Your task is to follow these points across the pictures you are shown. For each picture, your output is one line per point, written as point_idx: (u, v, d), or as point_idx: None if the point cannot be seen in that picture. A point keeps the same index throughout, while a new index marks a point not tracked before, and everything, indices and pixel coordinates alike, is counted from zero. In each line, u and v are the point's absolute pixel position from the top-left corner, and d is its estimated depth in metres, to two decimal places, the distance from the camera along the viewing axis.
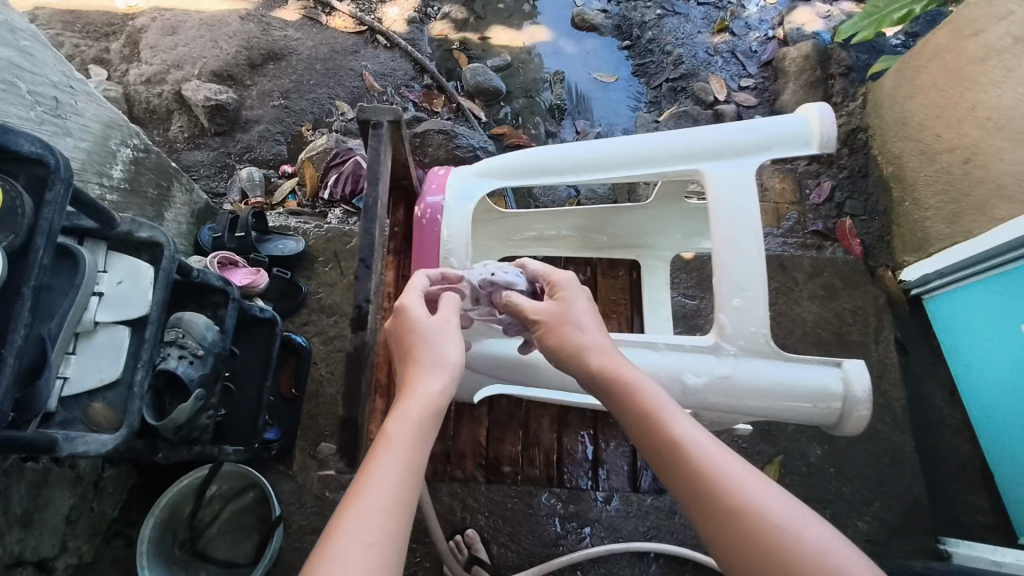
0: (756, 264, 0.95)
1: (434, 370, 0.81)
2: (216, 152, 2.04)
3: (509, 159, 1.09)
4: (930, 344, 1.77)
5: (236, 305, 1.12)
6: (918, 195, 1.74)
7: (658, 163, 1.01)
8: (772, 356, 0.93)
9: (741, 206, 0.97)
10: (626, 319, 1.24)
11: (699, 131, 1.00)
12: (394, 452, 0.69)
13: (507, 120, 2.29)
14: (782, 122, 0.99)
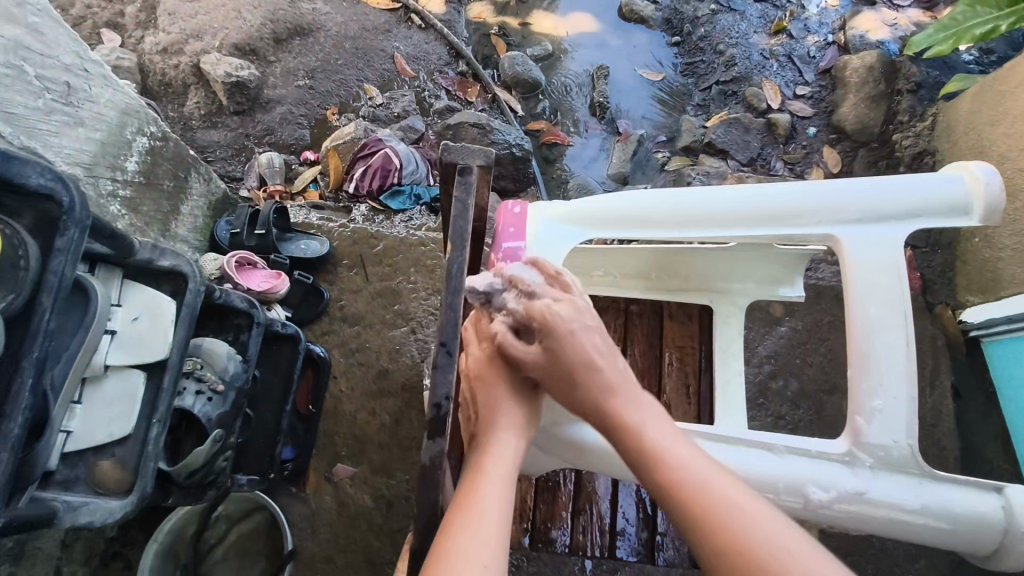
0: (900, 355, 0.84)
1: (517, 428, 0.74)
2: (234, 133, 1.90)
3: (604, 200, 0.93)
4: (987, 391, 1.60)
5: (261, 330, 1.00)
6: (991, 233, 1.59)
7: (789, 226, 0.88)
8: (916, 474, 0.82)
9: (884, 284, 0.86)
10: (695, 370, 1.14)
11: (836, 189, 0.87)
12: (487, 499, 0.64)
13: (545, 115, 2.14)
14: (933, 183, 0.86)
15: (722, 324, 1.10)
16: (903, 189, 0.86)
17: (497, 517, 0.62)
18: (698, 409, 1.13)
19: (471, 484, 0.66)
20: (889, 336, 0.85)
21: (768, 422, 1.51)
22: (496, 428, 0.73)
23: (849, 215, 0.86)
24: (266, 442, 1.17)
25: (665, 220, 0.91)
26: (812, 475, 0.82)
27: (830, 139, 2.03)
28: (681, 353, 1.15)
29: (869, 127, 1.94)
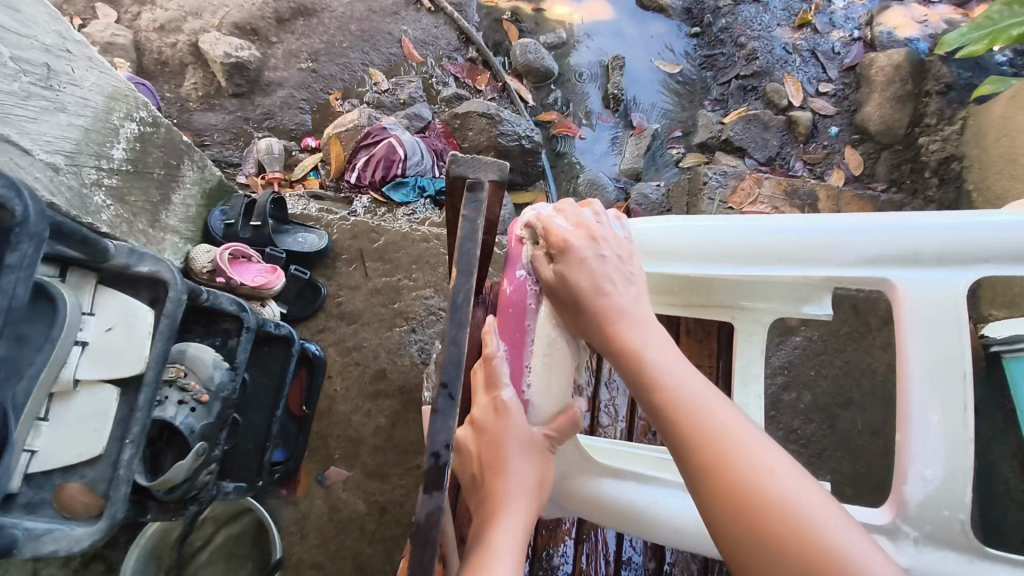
0: (957, 417, 0.76)
1: (524, 498, 0.68)
2: (232, 116, 1.84)
3: (632, 228, 0.86)
4: None
5: (252, 335, 0.94)
6: None
7: (830, 266, 0.81)
8: (967, 551, 0.75)
9: (942, 337, 0.77)
10: (712, 390, 1.09)
11: (888, 226, 0.79)
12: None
13: (556, 105, 2.06)
14: (1004, 225, 0.77)
15: (745, 347, 1.04)
16: (967, 230, 0.77)
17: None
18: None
19: (478, 575, 0.59)
20: (943, 397, 0.76)
21: (779, 436, 1.45)
22: (502, 498, 0.66)
23: (902, 257, 0.79)
24: (255, 448, 1.12)
25: (698, 255, 0.84)
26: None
27: (853, 139, 1.95)
28: (697, 373, 1.10)
29: (894, 128, 1.86)
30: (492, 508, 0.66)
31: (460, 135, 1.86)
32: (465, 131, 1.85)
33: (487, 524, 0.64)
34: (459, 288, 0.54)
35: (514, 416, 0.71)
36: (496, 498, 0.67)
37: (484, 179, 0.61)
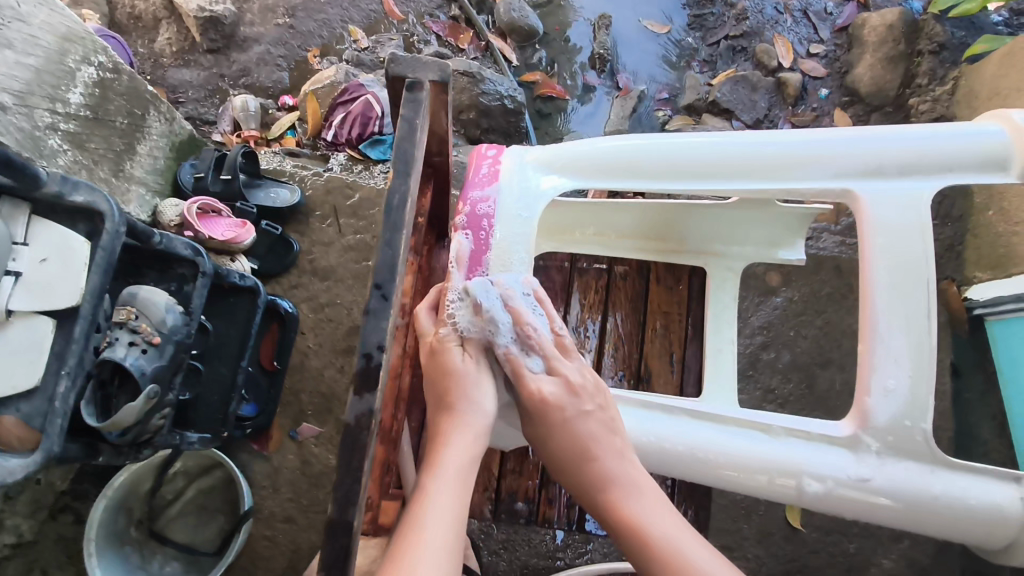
0: (922, 320, 0.75)
1: (478, 410, 0.70)
2: (208, 73, 1.80)
3: (593, 148, 0.85)
4: (988, 370, 1.53)
5: (208, 280, 0.91)
6: (1007, 204, 1.51)
7: (803, 177, 0.80)
8: (930, 462, 0.74)
9: (905, 246, 0.77)
10: (679, 337, 1.10)
11: (854, 138, 0.79)
12: (438, 501, 0.61)
13: (541, 66, 2.02)
14: (967, 133, 0.77)
15: (716, 291, 1.02)
16: (933, 138, 0.77)
17: (446, 522, 0.59)
18: (680, 380, 1.09)
19: (424, 486, 0.62)
20: (905, 305, 0.76)
21: (756, 396, 1.44)
22: (457, 408, 0.69)
23: (868, 166, 0.78)
24: (220, 399, 1.10)
25: (661, 169, 0.83)
26: (809, 463, 0.76)
27: (843, 102, 1.91)
28: (666, 320, 1.11)
29: (884, 90, 1.82)
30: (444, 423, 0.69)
31: None
32: None
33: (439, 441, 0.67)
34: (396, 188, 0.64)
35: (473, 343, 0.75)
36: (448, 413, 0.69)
37: (426, 79, 0.71)
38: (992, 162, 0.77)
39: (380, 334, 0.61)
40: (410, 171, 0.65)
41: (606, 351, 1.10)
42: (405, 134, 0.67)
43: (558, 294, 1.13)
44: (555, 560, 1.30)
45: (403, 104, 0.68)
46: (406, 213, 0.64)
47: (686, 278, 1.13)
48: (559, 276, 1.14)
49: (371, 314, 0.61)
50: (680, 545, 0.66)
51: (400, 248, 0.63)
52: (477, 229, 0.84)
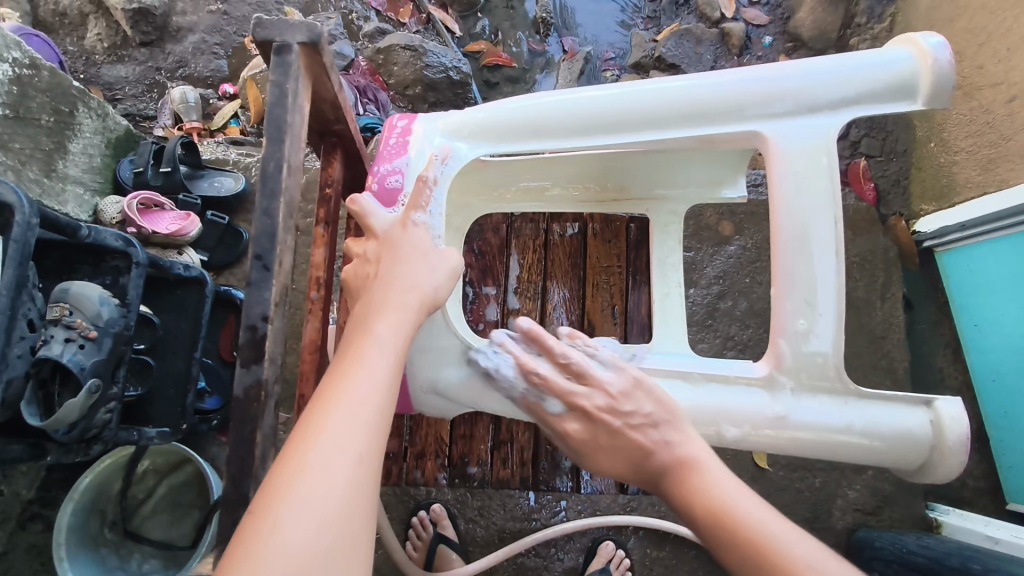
0: (828, 263, 0.75)
1: (413, 292, 0.67)
2: (142, 67, 1.76)
3: (500, 109, 0.82)
4: (939, 300, 1.61)
5: (143, 270, 0.90)
6: (946, 135, 1.54)
7: (711, 124, 0.78)
8: (842, 394, 0.76)
9: (814, 184, 0.76)
10: (620, 288, 1.14)
11: (762, 77, 0.77)
12: (338, 430, 0.55)
13: (485, 35, 2.00)
14: (875, 63, 0.75)
15: (662, 236, 1.04)
16: (839, 71, 0.75)
17: (349, 459, 0.54)
18: (624, 332, 1.12)
19: (354, 350, 0.62)
20: (817, 242, 0.76)
21: (717, 343, 1.45)
22: (393, 285, 0.67)
23: (775, 107, 0.77)
24: (178, 391, 1.07)
25: (568, 129, 0.80)
26: (726, 403, 0.77)
27: (787, 48, 1.91)
28: (607, 276, 1.15)
29: (827, 33, 1.83)
30: (355, 348, 0.62)
31: (385, 71, 1.81)
32: (390, 66, 1.80)
33: (373, 313, 0.65)
34: (272, 156, 0.72)
35: (396, 274, 0.68)
36: (383, 288, 0.67)
37: (294, 41, 0.75)
38: (899, 90, 0.75)
39: (261, 305, 0.69)
40: (284, 138, 0.72)
41: (551, 309, 1.14)
42: (275, 100, 0.72)
43: (496, 257, 1.16)
44: (531, 522, 1.31)
45: (272, 69, 0.74)
46: (282, 179, 0.71)
47: (622, 232, 1.17)
48: (496, 239, 1.17)
49: (254, 285, 0.69)
50: (737, 505, 0.64)
51: (278, 217, 0.71)
52: (391, 203, 0.80)
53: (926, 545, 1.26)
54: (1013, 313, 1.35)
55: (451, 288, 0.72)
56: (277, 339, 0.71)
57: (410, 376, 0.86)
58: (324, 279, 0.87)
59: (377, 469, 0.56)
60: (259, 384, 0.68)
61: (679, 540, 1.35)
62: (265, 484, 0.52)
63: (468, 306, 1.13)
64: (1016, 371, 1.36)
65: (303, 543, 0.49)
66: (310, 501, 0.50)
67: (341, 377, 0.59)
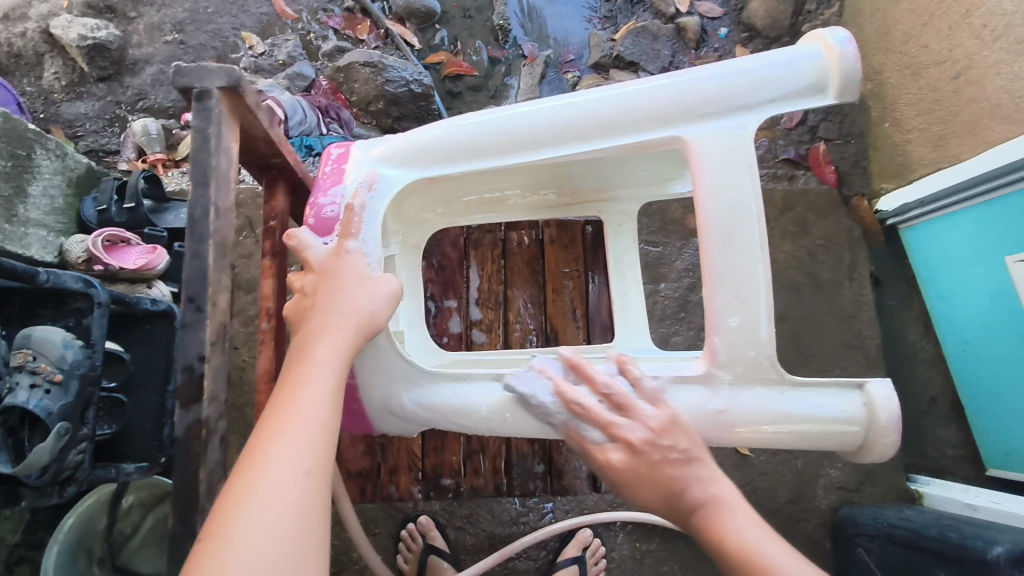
0: (758, 258, 0.77)
1: (351, 318, 0.70)
2: (102, 102, 1.75)
3: (425, 133, 0.84)
4: (906, 275, 1.64)
5: (106, 310, 0.90)
6: (900, 115, 1.57)
7: (635, 132, 0.79)
8: (778, 380, 0.78)
9: (733, 182, 0.77)
10: (580, 291, 1.18)
11: (676, 82, 0.78)
12: (283, 454, 0.57)
13: (444, 46, 2.00)
14: (782, 62, 0.77)
15: (614, 237, 1.07)
16: (748, 73, 0.77)
17: (298, 477, 0.56)
18: (587, 333, 1.16)
19: (296, 375, 0.65)
20: (739, 240, 0.77)
21: (691, 335, 1.47)
22: (333, 311, 0.70)
23: (695, 111, 0.78)
24: (153, 427, 1.08)
25: (497, 146, 0.81)
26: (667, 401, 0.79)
27: (742, 38, 1.93)
28: (568, 280, 1.18)
29: (779, 21, 1.86)
30: (297, 373, 0.65)
31: (347, 89, 1.81)
32: (351, 84, 1.81)
33: (312, 345, 0.67)
34: (197, 204, 0.75)
35: (334, 301, 0.71)
36: (324, 316, 0.70)
37: (213, 87, 0.76)
38: (809, 86, 0.77)
39: (197, 347, 0.73)
40: (209, 182, 0.75)
41: (514, 316, 1.17)
42: (199, 146, 0.75)
43: (456, 270, 1.19)
44: (521, 525, 1.33)
45: (193, 117, 0.76)
46: (209, 225, 0.75)
47: (579, 236, 1.20)
48: (455, 252, 1.19)
49: (188, 327, 0.73)
50: (762, 553, 0.66)
51: (208, 258, 0.74)
52: (324, 231, 0.82)
53: (906, 518, 1.29)
54: (975, 285, 1.38)
55: (391, 313, 0.74)
56: (218, 376, 0.75)
57: (365, 396, 0.85)
58: (273, 310, 0.88)
59: (328, 484, 0.59)
60: (199, 423, 0.72)
61: (668, 532, 1.37)
62: (216, 511, 0.55)
63: (432, 321, 1.15)
64: (985, 343, 1.39)
65: (257, 558, 0.51)
66: (262, 519, 0.53)
67: (287, 402, 0.62)
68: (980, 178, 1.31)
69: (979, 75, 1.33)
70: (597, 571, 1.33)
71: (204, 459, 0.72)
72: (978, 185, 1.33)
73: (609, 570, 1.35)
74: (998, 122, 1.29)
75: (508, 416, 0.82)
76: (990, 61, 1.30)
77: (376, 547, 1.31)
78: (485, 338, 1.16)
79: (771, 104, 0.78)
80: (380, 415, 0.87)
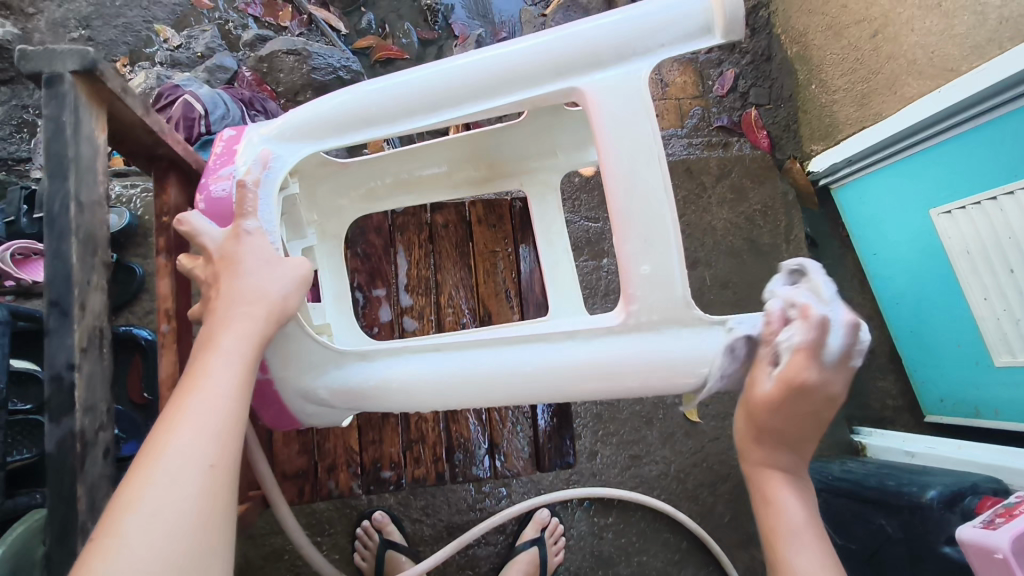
0: (663, 204, 0.74)
1: (254, 301, 0.69)
2: (7, 107, 1.65)
3: (319, 105, 0.81)
4: (840, 234, 1.68)
5: (6, 329, 0.87)
6: (825, 76, 1.59)
7: (529, 87, 0.76)
8: (696, 323, 0.77)
9: (633, 130, 0.74)
10: (511, 267, 1.19)
11: (564, 36, 0.74)
12: (179, 448, 0.57)
13: (372, 29, 1.94)
14: (673, 5, 0.72)
15: (540, 209, 1.05)
16: (640, 18, 0.72)
17: (198, 472, 0.56)
18: (521, 312, 1.18)
19: (199, 364, 0.64)
20: (641, 188, 0.74)
21: None
22: (234, 296, 0.69)
23: (586, 59, 0.74)
24: None
25: (391, 113, 0.79)
26: (582, 353, 0.77)
27: None
28: (496, 259, 1.19)
29: None
30: (201, 361, 0.64)
31: (272, 79, 1.74)
32: (276, 74, 1.74)
33: (216, 333, 0.66)
34: (55, 197, 0.72)
35: (234, 288, 0.69)
36: (226, 302, 0.68)
37: (64, 70, 0.72)
38: (698, 29, 0.72)
39: (66, 352, 0.71)
40: (67, 176, 0.72)
41: (445, 300, 1.17)
42: (53, 136, 0.72)
43: (382, 259, 1.17)
44: (478, 511, 1.33)
45: (44, 105, 0.72)
46: (70, 220, 0.72)
47: (507, 214, 1.21)
48: (379, 240, 1.18)
49: (53, 333, 0.71)
50: None
51: (71, 258, 0.72)
52: (220, 214, 0.80)
53: (850, 470, 1.33)
54: (902, 238, 1.43)
55: (302, 295, 0.73)
56: (92, 384, 0.74)
57: (281, 390, 0.83)
58: (172, 310, 0.89)
59: (232, 475, 0.59)
60: (72, 433, 0.71)
61: (625, 504, 1.38)
62: (107, 510, 0.54)
63: (361, 312, 1.14)
64: (916, 293, 1.43)
65: (147, 559, 0.51)
66: (152, 520, 0.53)
67: (186, 394, 0.61)
68: (906, 132, 1.34)
69: (895, 32, 1.36)
70: (557, 550, 1.33)
71: (83, 473, 0.72)
72: (902, 138, 1.36)
73: (570, 548, 1.36)
74: (915, 77, 1.32)
75: (420, 387, 0.80)
76: (904, 18, 1.32)
77: (334, 547, 1.29)
78: (417, 324, 1.15)
79: (665, 47, 0.73)
80: (296, 401, 0.83)
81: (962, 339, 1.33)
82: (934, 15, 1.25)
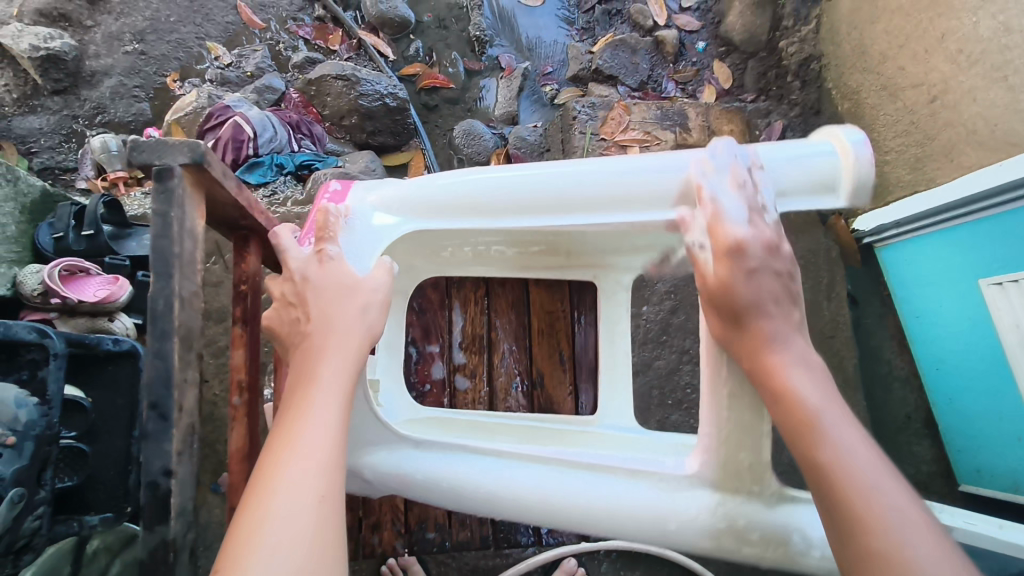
0: None
1: (348, 334, 0.73)
2: (58, 116, 1.66)
3: (433, 186, 0.92)
4: (883, 294, 1.66)
5: (63, 361, 0.87)
6: (878, 135, 1.58)
7: (635, 206, 0.88)
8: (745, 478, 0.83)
9: None
10: (565, 333, 1.19)
11: (676, 164, 0.87)
12: (290, 482, 0.60)
13: (420, 57, 1.95)
14: (806, 161, 0.88)
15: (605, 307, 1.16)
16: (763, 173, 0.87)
17: (311, 503, 0.59)
18: (573, 376, 1.18)
19: (300, 397, 0.67)
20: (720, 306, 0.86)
21: (673, 358, 1.45)
22: (328, 329, 0.73)
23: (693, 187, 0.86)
24: (117, 474, 1.04)
25: (501, 207, 0.90)
26: (609, 494, 0.83)
27: (720, 52, 1.95)
28: (551, 321, 1.19)
29: (756, 36, 1.86)
30: (301, 395, 0.67)
31: (319, 102, 1.74)
32: (323, 97, 1.73)
33: (313, 363, 0.70)
34: (159, 295, 0.65)
35: (331, 320, 0.73)
36: (320, 335, 0.72)
37: (176, 164, 0.69)
38: (822, 185, 0.89)
39: (164, 459, 0.63)
40: (172, 272, 0.66)
41: (498, 360, 1.17)
42: (160, 232, 0.66)
43: (437, 314, 1.17)
44: (505, 557, 1.30)
45: (152, 199, 0.67)
46: (175, 319, 0.65)
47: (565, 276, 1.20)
48: (436, 294, 1.17)
49: (149, 439, 0.63)
50: None
51: (173, 359, 0.65)
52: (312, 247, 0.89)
53: None
54: (944, 307, 1.42)
55: (384, 320, 0.78)
56: (183, 489, 0.65)
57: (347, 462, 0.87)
58: (246, 382, 0.86)
59: (338, 507, 0.62)
60: (167, 543, 0.63)
61: (651, 557, 1.36)
62: (229, 546, 0.57)
63: (413, 367, 1.14)
64: (956, 361, 1.41)
65: None
66: (274, 553, 0.55)
67: (291, 429, 0.64)
68: (953, 204, 1.33)
69: (954, 100, 1.35)
70: None
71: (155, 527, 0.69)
72: (947, 210, 1.36)
73: None
74: (974, 147, 1.31)
75: (467, 486, 0.85)
76: (966, 87, 1.31)
77: None
78: (469, 383, 1.16)
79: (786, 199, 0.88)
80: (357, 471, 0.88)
81: (1002, 414, 1.30)
82: (998, 87, 1.24)
